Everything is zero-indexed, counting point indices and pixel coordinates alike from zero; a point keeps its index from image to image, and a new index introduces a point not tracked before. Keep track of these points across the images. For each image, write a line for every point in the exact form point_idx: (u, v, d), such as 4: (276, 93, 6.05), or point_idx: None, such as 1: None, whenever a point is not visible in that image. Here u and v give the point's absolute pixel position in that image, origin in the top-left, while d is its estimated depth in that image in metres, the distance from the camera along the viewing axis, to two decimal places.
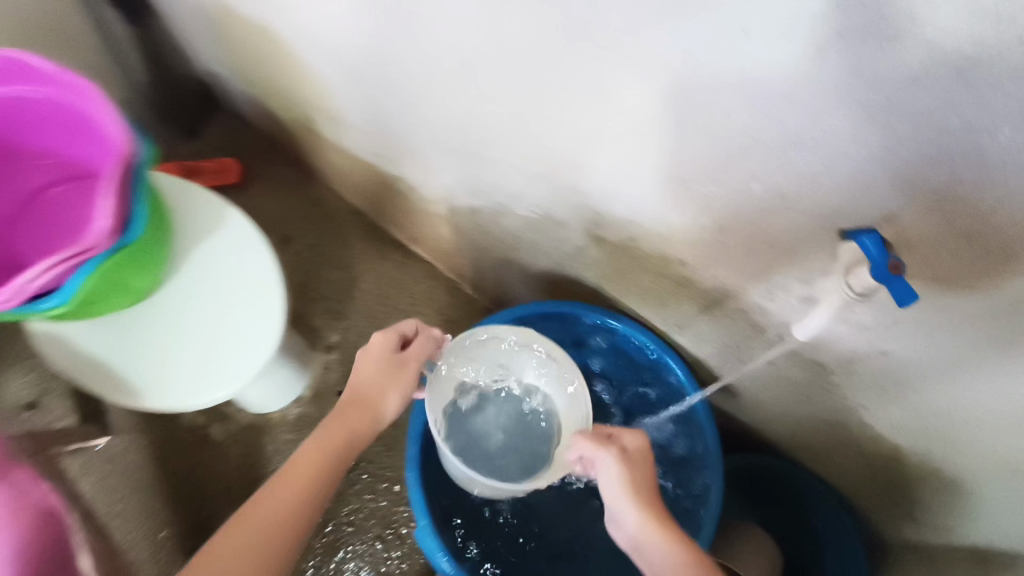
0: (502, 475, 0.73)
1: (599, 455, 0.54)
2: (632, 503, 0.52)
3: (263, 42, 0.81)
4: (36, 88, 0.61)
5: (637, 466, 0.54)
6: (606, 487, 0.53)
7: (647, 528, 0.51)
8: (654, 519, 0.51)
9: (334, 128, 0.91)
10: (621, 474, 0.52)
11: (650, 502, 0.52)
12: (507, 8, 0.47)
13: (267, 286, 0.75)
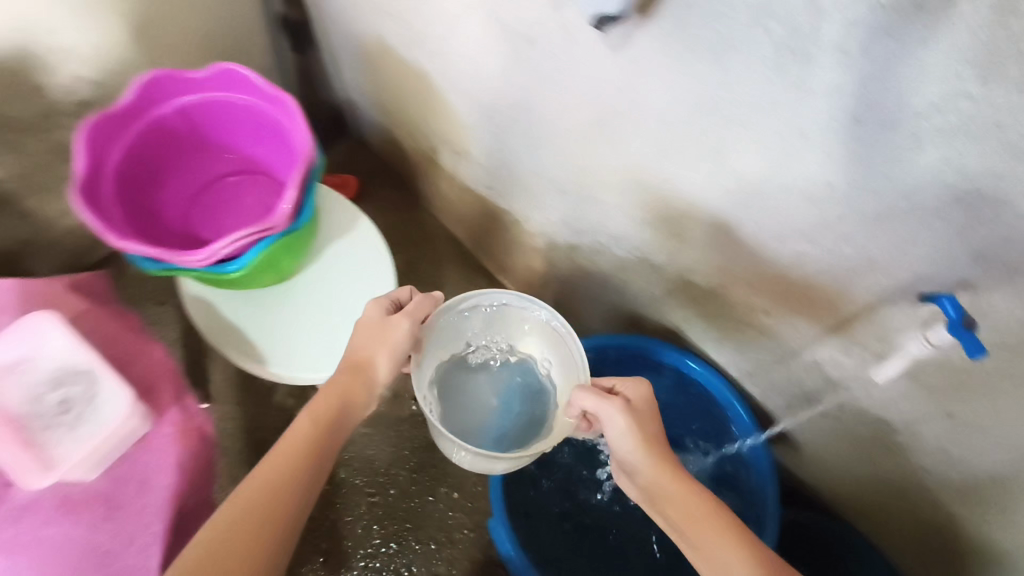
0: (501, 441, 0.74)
1: (605, 411, 0.59)
2: (642, 454, 0.58)
3: (409, 80, 0.94)
4: (245, 95, 0.75)
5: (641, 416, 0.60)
6: (617, 436, 0.59)
7: (659, 478, 0.58)
8: (664, 470, 0.58)
9: (454, 162, 1.03)
10: (630, 427, 0.58)
11: (657, 452, 0.58)
12: (647, 77, 0.57)
13: (384, 285, 0.86)
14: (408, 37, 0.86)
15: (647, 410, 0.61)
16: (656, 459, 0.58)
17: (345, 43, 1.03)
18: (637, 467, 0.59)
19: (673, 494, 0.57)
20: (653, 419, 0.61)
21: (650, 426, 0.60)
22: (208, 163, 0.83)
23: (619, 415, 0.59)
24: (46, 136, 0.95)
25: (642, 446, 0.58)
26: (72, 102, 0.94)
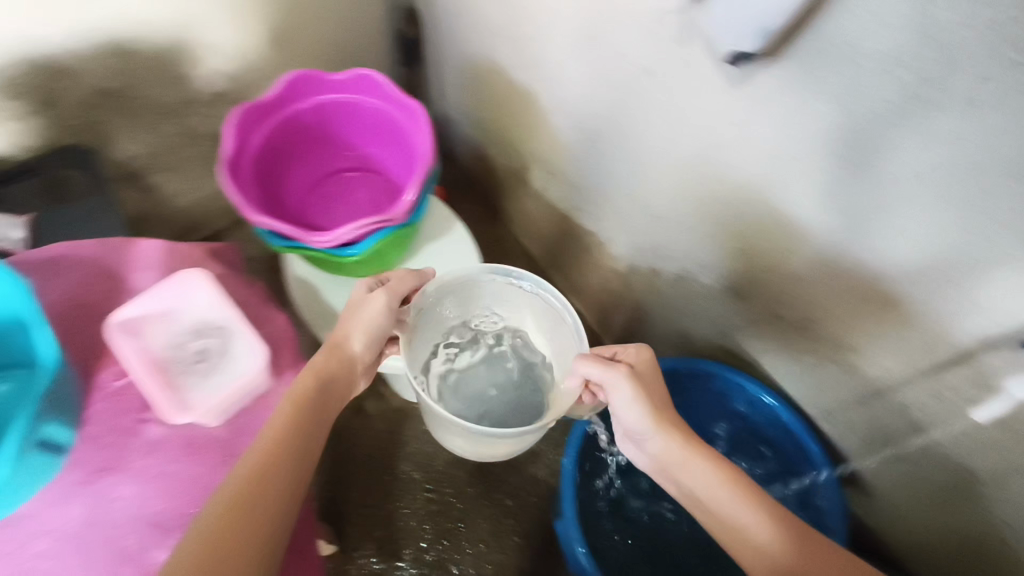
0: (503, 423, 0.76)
1: (610, 382, 0.63)
2: (648, 420, 0.63)
3: (512, 100, 1.00)
4: (378, 100, 0.82)
5: (643, 381, 0.65)
6: (623, 403, 0.64)
7: (669, 444, 0.64)
8: (670, 435, 0.64)
9: (545, 182, 1.08)
10: (635, 394, 0.63)
11: (660, 418, 0.64)
12: (764, 115, 0.61)
13: None
14: (523, 62, 0.91)
15: (650, 374, 0.66)
16: (663, 427, 0.64)
17: (454, 63, 1.10)
18: (646, 433, 0.65)
19: (680, 459, 0.64)
20: (654, 380, 0.65)
21: (654, 391, 0.65)
22: (330, 157, 0.90)
23: (625, 384, 0.63)
24: (179, 123, 1.03)
25: (648, 414, 0.63)
26: (208, 94, 1.01)
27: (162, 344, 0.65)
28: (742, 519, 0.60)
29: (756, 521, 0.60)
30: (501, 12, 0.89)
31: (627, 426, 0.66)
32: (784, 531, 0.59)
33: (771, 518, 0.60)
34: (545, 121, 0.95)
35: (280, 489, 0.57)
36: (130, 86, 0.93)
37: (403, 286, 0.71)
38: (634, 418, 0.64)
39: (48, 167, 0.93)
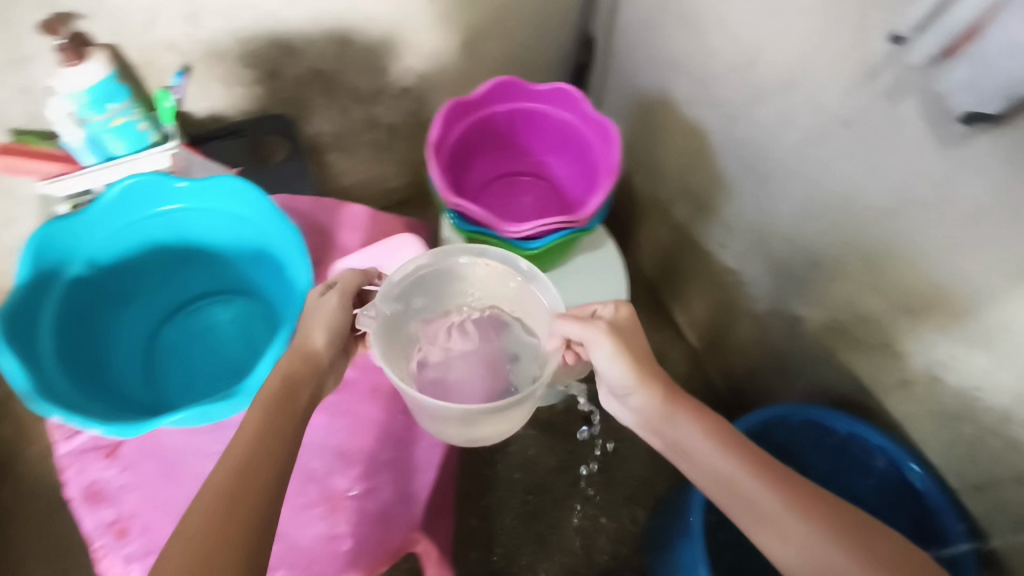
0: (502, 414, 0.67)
1: (590, 337, 0.64)
2: (630, 372, 0.65)
3: (676, 135, 1.05)
4: (566, 112, 0.87)
5: (622, 335, 0.66)
6: (604, 355, 0.65)
7: (651, 397, 0.66)
8: (651, 389, 0.66)
9: (690, 216, 1.13)
10: (613, 343, 0.64)
11: (641, 371, 0.65)
12: (972, 180, 0.63)
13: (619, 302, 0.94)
14: (702, 99, 0.96)
15: (634, 330, 0.68)
16: (647, 382, 0.66)
17: (620, 92, 1.16)
18: (630, 387, 0.66)
19: (666, 417, 0.67)
20: (637, 336, 0.68)
21: (640, 348, 0.67)
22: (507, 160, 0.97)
23: (605, 337, 0.64)
24: (367, 110, 1.12)
25: (633, 369, 0.65)
26: (398, 88, 1.11)
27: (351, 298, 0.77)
28: (754, 492, 0.63)
29: (774, 501, 0.62)
30: (692, 49, 0.93)
31: (615, 382, 0.68)
32: (805, 512, 0.62)
33: (789, 497, 0.63)
34: (710, 158, 1.00)
35: (267, 480, 0.55)
36: (339, 70, 1.02)
37: (353, 284, 0.69)
38: (617, 372, 0.65)
39: (255, 130, 1.01)
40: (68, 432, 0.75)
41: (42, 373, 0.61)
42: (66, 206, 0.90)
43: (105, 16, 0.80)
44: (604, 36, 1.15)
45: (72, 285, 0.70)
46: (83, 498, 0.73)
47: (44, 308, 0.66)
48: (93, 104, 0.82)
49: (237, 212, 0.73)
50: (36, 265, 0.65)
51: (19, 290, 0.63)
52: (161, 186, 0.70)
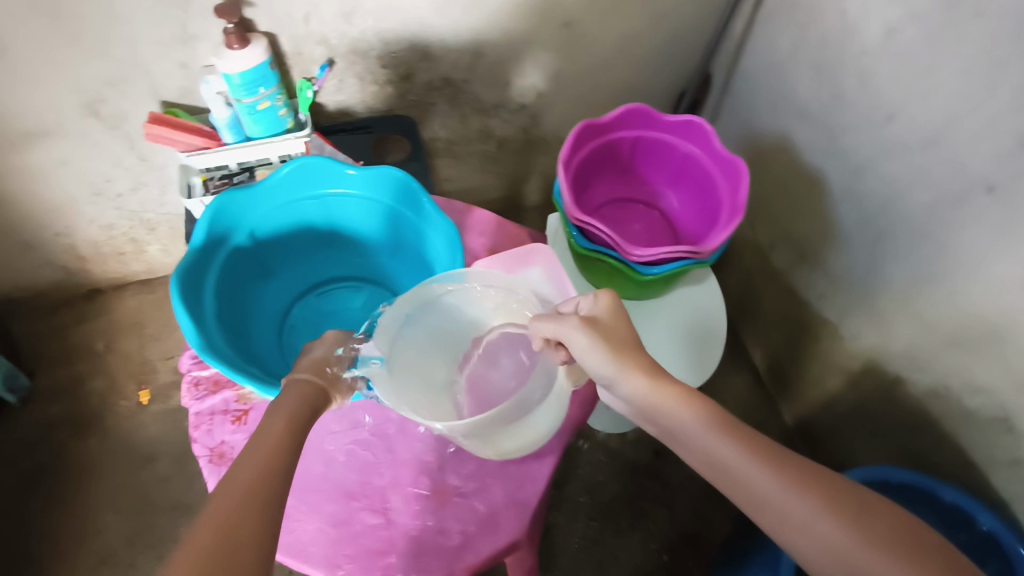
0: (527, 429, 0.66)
1: (562, 331, 0.63)
2: (611, 363, 0.61)
3: (790, 180, 1.06)
4: (698, 146, 0.88)
5: (599, 326, 0.63)
6: (582, 351, 0.62)
7: (641, 386, 0.61)
8: (643, 374, 0.61)
9: (790, 261, 1.12)
10: (585, 335, 0.61)
11: (627, 362, 0.61)
12: None
13: (717, 343, 0.92)
14: (828, 148, 0.95)
15: (617, 316, 0.64)
16: (622, 367, 0.61)
17: (734, 131, 1.17)
18: (614, 377, 0.62)
19: (654, 402, 0.61)
20: (620, 322, 0.64)
21: (621, 334, 0.63)
22: (627, 186, 0.98)
23: (580, 331, 0.62)
24: (483, 121, 1.16)
25: (611, 358, 0.61)
26: (517, 103, 1.14)
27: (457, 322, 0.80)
28: (744, 474, 0.56)
29: (770, 484, 0.54)
30: (827, 98, 0.93)
31: (606, 379, 0.63)
32: (806, 496, 0.53)
33: (783, 477, 0.54)
34: (826, 206, 0.99)
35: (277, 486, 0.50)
36: (467, 80, 1.06)
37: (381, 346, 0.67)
38: (598, 365, 0.62)
39: (381, 129, 1.06)
40: (199, 393, 0.76)
41: (210, 333, 0.64)
42: (200, 177, 0.95)
43: (271, 7, 0.84)
44: (726, 75, 1.16)
45: (230, 255, 0.73)
46: (209, 459, 0.72)
47: (208, 273, 0.69)
48: (246, 86, 0.85)
49: (387, 202, 0.76)
50: (207, 233, 0.69)
51: (193, 253, 0.67)
52: (328, 171, 0.73)
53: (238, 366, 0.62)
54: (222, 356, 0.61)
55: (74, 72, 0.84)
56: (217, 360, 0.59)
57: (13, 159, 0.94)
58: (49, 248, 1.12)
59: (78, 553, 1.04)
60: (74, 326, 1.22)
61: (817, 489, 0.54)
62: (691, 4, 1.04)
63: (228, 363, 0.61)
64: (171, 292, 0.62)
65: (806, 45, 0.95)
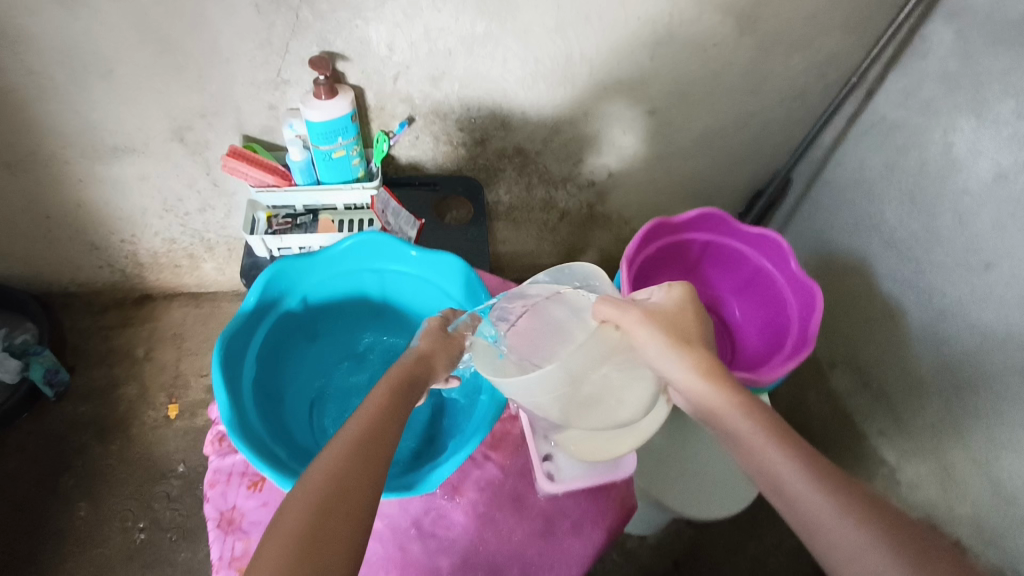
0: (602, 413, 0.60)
1: (628, 319, 0.58)
2: (670, 356, 0.55)
3: (863, 304, 1.00)
4: (771, 264, 0.85)
5: (661, 318, 0.57)
6: (640, 341, 0.57)
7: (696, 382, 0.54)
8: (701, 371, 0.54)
9: (850, 388, 1.05)
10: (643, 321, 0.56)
11: (685, 354, 0.55)
12: None
13: None
14: (913, 281, 0.90)
15: (686, 309, 0.59)
16: (684, 359, 0.55)
17: (805, 241, 1.12)
18: (668, 368, 0.56)
19: (708, 402, 0.53)
20: (689, 317, 0.59)
21: (687, 327, 0.58)
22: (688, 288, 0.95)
23: (639, 319, 0.57)
24: (549, 192, 1.14)
25: (672, 349, 0.55)
26: (587, 179, 1.12)
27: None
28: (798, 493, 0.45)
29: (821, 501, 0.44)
30: (917, 230, 0.88)
31: (665, 376, 0.57)
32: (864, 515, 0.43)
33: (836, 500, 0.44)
34: (901, 340, 0.93)
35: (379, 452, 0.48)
36: (540, 152, 1.04)
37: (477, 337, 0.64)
38: (654, 355, 0.56)
39: (446, 187, 1.05)
40: (223, 449, 0.75)
41: (243, 404, 0.63)
42: (265, 214, 0.96)
43: (364, 62, 0.85)
44: (806, 184, 1.11)
45: (278, 318, 0.74)
46: (216, 523, 0.70)
47: (251, 337, 0.70)
48: (326, 135, 0.86)
49: (440, 280, 0.76)
50: (262, 296, 0.70)
51: (241, 317, 0.68)
52: (389, 244, 0.74)
53: (265, 443, 0.61)
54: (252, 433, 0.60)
55: (168, 99, 0.87)
56: (244, 438, 0.58)
57: (97, 168, 0.97)
58: (113, 251, 1.15)
59: (77, 560, 1.03)
60: (120, 329, 1.24)
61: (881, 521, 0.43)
62: (781, 110, 1.01)
63: (257, 442, 0.60)
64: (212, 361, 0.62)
65: (900, 171, 0.90)
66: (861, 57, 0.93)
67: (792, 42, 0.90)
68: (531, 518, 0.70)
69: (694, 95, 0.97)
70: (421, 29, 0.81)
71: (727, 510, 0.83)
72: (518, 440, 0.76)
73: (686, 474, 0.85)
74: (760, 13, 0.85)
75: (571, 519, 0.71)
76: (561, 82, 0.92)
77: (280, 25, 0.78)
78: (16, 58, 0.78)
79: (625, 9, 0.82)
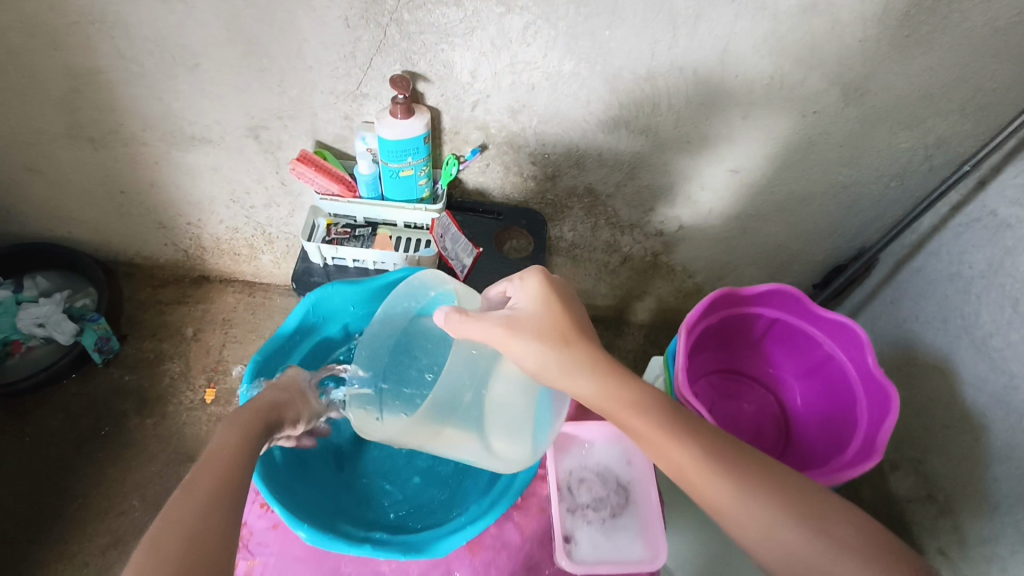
0: (520, 436, 0.63)
1: (494, 337, 0.60)
2: (546, 360, 0.59)
3: (942, 409, 0.91)
4: (839, 353, 0.78)
5: (524, 326, 0.60)
6: (515, 357, 0.60)
7: (577, 389, 0.59)
8: (583, 374, 0.59)
9: (912, 495, 0.96)
10: (507, 337, 0.59)
11: (557, 356, 0.59)
12: None
13: None
14: (1003, 396, 0.81)
15: (549, 302, 0.62)
16: (560, 362, 0.59)
17: (884, 327, 1.04)
18: (554, 376, 0.60)
19: (601, 400, 0.58)
20: (551, 310, 0.61)
21: (555, 322, 0.61)
22: (748, 363, 0.90)
23: (506, 332, 0.60)
24: (614, 236, 1.09)
25: (549, 353, 0.59)
26: (655, 229, 1.07)
27: (571, 469, 0.71)
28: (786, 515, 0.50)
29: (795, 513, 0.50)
30: (1017, 342, 0.79)
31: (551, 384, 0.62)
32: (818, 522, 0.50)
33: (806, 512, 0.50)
34: (978, 455, 0.84)
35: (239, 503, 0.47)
36: (611, 195, 1.00)
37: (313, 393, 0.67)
38: (535, 360, 0.60)
39: (509, 218, 1.02)
40: None
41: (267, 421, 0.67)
42: (325, 220, 0.96)
43: (445, 86, 0.83)
44: (895, 267, 1.03)
45: (318, 342, 0.77)
46: None
47: (293, 354, 0.74)
48: (396, 152, 0.85)
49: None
50: (301, 319, 0.73)
51: (279, 338, 0.71)
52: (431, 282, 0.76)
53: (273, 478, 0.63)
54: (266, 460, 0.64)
55: (248, 98, 0.88)
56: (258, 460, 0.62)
57: (173, 153, 0.99)
58: (178, 232, 1.18)
59: (95, 528, 1.04)
60: (174, 305, 1.27)
61: (841, 536, 0.49)
62: (877, 186, 0.94)
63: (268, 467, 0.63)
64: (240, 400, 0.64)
65: (1005, 274, 0.82)
66: (977, 144, 0.85)
67: (900, 119, 0.83)
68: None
69: (783, 159, 0.91)
70: (507, 60, 0.79)
71: None
72: (540, 502, 0.70)
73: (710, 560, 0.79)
74: (870, 84, 0.79)
75: None
76: (643, 130, 0.88)
77: (367, 40, 0.78)
78: (111, 42, 0.80)
79: (722, 64, 0.78)
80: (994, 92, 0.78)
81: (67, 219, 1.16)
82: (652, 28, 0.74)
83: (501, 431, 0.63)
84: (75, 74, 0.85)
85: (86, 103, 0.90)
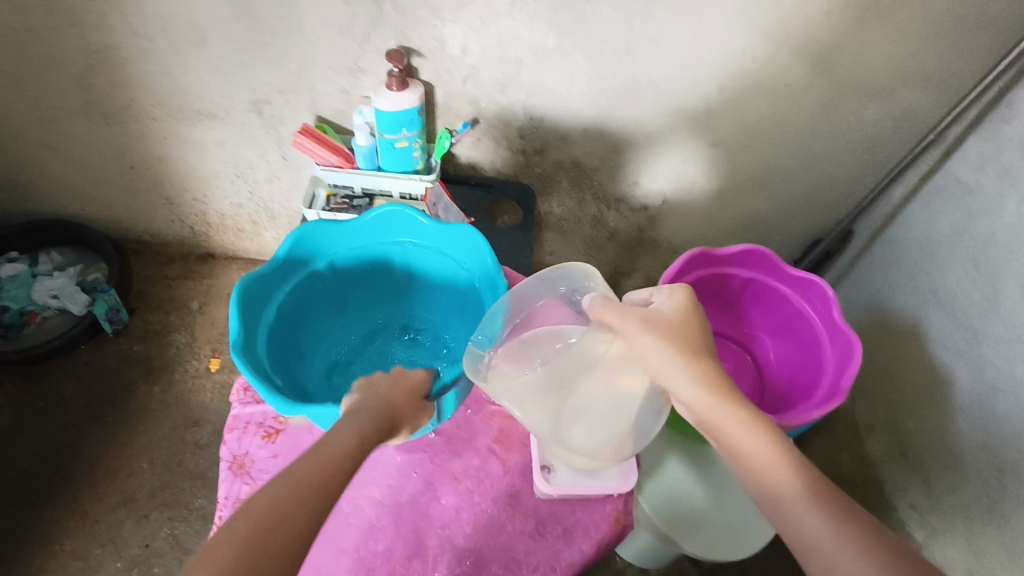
0: (601, 439, 0.60)
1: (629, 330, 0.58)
2: (678, 366, 0.55)
3: (911, 370, 0.95)
4: (811, 311, 0.83)
5: (662, 328, 0.57)
6: (642, 350, 0.57)
7: (695, 395, 0.55)
8: (703, 386, 0.55)
9: (885, 453, 1.01)
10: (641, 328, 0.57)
11: (689, 362, 0.55)
12: None
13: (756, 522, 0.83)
14: (965, 352, 0.85)
15: (687, 316, 0.60)
16: (683, 368, 0.55)
17: (860, 295, 1.08)
18: (675, 380, 0.56)
19: (712, 410, 0.54)
20: (690, 322, 0.59)
21: (691, 332, 0.58)
22: (725, 321, 0.94)
23: (641, 329, 0.57)
24: (601, 210, 1.14)
25: (676, 356, 0.56)
26: (640, 203, 1.12)
27: None
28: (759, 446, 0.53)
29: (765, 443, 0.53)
30: (977, 300, 0.84)
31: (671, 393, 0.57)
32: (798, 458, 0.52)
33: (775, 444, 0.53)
34: (943, 410, 0.89)
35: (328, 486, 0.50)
36: (597, 168, 1.05)
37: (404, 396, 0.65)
38: (659, 360, 0.56)
39: (500, 190, 1.07)
40: (247, 398, 0.77)
41: (255, 335, 0.71)
42: (324, 190, 1.02)
43: (437, 61, 0.88)
44: (868, 238, 1.08)
45: (307, 277, 0.82)
46: (227, 465, 0.71)
47: (281, 285, 0.78)
48: (392, 124, 0.90)
49: (452, 250, 0.83)
50: (292, 251, 0.78)
51: (272, 266, 0.76)
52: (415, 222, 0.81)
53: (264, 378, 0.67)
54: (256, 363, 0.67)
55: (252, 74, 0.93)
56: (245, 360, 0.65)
57: (181, 129, 1.04)
58: (185, 208, 1.23)
59: (106, 487, 1.10)
60: (180, 280, 1.33)
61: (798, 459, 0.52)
62: (849, 158, 0.99)
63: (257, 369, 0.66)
64: (263, 394, 0.62)
65: (968, 237, 0.86)
66: (940, 115, 0.90)
67: (867, 90, 0.88)
68: (524, 518, 0.70)
69: (758, 132, 0.96)
70: (495, 35, 0.84)
71: (728, 551, 0.80)
72: (522, 438, 0.76)
73: (684, 502, 0.84)
74: (837, 57, 0.84)
75: (564, 525, 0.70)
76: (625, 104, 0.93)
77: (363, 16, 0.83)
78: (125, 18, 0.86)
79: (698, 38, 0.83)
80: (955, 64, 0.83)
81: (79, 196, 1.22)
82: (630, 3, 0.79)
83: (582, 429, 0.60)
84: (91, 50, 0.91)
85: (100, 79, 0.96)
